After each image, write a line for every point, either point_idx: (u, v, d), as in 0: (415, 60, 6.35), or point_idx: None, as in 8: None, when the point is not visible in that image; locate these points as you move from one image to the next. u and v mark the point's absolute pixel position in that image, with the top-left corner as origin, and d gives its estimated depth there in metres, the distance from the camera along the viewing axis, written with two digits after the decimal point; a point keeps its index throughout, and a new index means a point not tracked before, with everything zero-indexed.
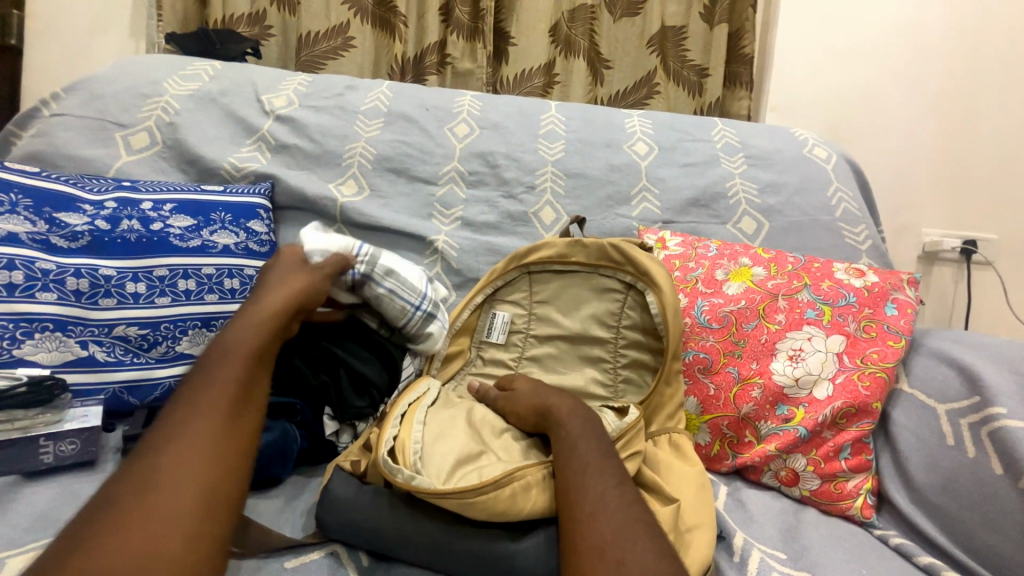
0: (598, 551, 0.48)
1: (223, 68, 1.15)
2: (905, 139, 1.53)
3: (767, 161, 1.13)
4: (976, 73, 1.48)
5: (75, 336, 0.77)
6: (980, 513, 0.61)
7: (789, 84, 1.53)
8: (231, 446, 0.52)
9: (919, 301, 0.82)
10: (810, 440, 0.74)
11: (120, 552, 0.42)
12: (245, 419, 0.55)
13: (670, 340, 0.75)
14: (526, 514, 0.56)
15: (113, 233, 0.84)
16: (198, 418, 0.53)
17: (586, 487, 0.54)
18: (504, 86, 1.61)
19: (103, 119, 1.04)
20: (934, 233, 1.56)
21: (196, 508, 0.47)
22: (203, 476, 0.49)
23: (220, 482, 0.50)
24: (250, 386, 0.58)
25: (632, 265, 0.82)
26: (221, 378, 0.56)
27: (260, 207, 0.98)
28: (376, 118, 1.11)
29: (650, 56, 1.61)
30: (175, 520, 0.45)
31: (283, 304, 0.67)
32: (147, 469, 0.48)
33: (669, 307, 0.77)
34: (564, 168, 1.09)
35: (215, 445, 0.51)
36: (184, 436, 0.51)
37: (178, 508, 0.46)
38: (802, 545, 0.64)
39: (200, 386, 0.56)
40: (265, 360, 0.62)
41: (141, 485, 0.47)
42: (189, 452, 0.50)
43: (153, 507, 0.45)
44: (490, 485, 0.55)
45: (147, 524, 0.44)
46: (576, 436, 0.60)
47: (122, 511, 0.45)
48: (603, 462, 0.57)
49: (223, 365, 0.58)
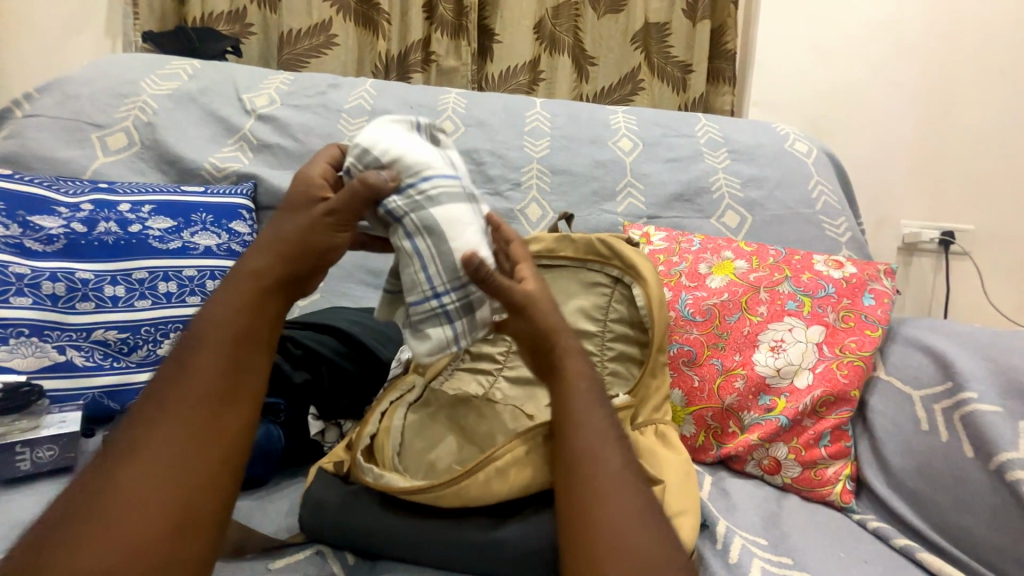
0: (613, 534, 0.46)
1: (202, 67, 1.13)
2: (884, 133, 1.56)
3: (749, 155, 1.15)
4: (950, 68, 1.52)
5: (52, 341, 0.75)
6: (952, 495, 0.63)
7: (771, 80, 1.55)
8: (203, 455, 0.46)
9: (895, 290, 0.84)
10: (791, 429, 0.76)
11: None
12: (222, 422, 0.48)
13: (655, 332, 0.76)
14: (505, 494, 0.57)
15: (90, 236, 0.82)
16: (171, 423, 0.46)
17: (593, 454, 0.52)
18: (489, 84, 1.61)
19: (79, 120, 1.01)
20: (912, 225, 1.59)
21: (161, 532, 0.42)
22: (171, 493, 0.43)
23: (190, 499, 0.44)
24: (229, 381, 0.50)
25: (617, 260, 0.82)
26: (197, 376, 0.49)
27: (242, 208, 0.98)
28: (360, 117, 1.10)
29: (635, 53, 1.62)
30: (139, 545, 0.41)
31: (266, 276, 0.54)
32: (109, 482, 0.43)
33: (654, 300, 0.77)
34: (550, 165, 1.09)
35: (184, 456, 0.45)
36: (153, 444, 0.45)
37: (144, 532, 0.41)
38: (783, 531, 0.65)
39: (175, 380, 0.49)
40: (250, 346, 0.52)
41: (103, 501, 0.42)
42: (156, 463, 0.44)
43: (115, 529, 0.41)
44: (462, 475, 0.56)
45: (109, 549, 0.40)
46: (579, 389, 0.56)
47: (82, 527, 0.41)
48: (606, 425, 0.54)
49: (201, 357, 0.50)
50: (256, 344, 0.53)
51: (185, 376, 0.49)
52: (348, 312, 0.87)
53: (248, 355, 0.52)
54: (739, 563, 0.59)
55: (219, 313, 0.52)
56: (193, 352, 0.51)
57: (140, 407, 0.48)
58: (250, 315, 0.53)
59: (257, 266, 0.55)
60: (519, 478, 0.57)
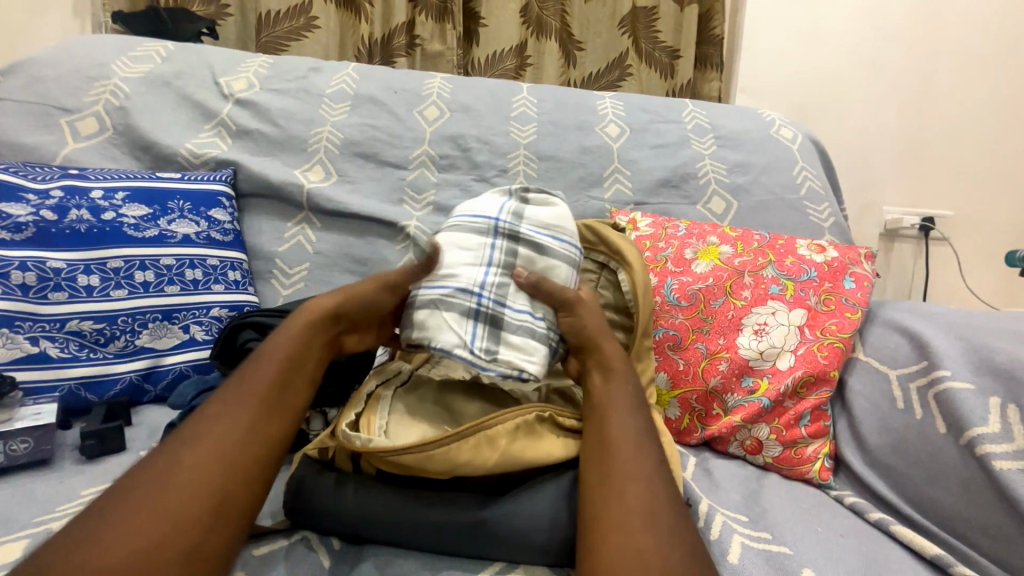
0: (652, 513, 0.49)
1: (176, 49, 1.09)
2: (868, 119, 1.57)
3: (736, 141, 1.15)
4: (933, 55, 1.53)
5: (25, 332, 0.73)
6: (925, 469, 0.65)
7: (758, 66, 1.54)
8: (245, 453, 0.51)
9: (875, 274, 0.85)
10: (773, 410, 0.77)
11: (119, 544, 0.42)
12: (266, 426, 0.53)
13: (639, 317, 0.76)
14: (491, 463, 0.57)
15: (61, 224, 0.79)
16: (225, 421, 0.52)
17: (622, 438, 0.56)
18: (476, 69, 1.58)
19: (46, 104, 0.97)
20: (894, 211, 1.60)
21: (199, 515, 0.45)
22: (213, 481, 0.48)
23: (226, 490, 0.48)
24: (277, 392, 0.56)
25: (604, 246, 0.82)
26: (253, 384, 0.56)
27: (222, 195, 0.95)
28: (343, 102, 1.08)
29: (622, 38, 1.60)
30: (178, 526, 0.44)
31: (321, 312, 0.64)
32: (161, 469, 0.48)
33: (638, 284, 0.77)
34: (536, 151, 1.08)
35: (228, 451, 0.50)
36: (203, 438, 0.50)
37: (182, 513, 0.45)
38: (763, 507, 0.67)
39: (231, 388, 0.55)
40: (298, 365, 0.59)
41: (152, 484, 0.46)
42: (204, 455, 0.49)
43: (160, 510, 0.45)
44: (454, 435, 0.56)
45: (151, 524, 0.44)
46: (620, 385, 0.62)
47: (129, 505, 0.45)
48: (637, 419, 0.59)
49: (255, 370, 0.57)
50: (303, 365, 0.60)
51: (244, 383, 0.56)
52: None
53: (293, 371, 0.59)
54: (720, 538, 0.60)
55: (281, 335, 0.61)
56: (248, 367, 0.58)
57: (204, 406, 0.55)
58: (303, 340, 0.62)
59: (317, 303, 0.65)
60: (509, 448, 0.58)
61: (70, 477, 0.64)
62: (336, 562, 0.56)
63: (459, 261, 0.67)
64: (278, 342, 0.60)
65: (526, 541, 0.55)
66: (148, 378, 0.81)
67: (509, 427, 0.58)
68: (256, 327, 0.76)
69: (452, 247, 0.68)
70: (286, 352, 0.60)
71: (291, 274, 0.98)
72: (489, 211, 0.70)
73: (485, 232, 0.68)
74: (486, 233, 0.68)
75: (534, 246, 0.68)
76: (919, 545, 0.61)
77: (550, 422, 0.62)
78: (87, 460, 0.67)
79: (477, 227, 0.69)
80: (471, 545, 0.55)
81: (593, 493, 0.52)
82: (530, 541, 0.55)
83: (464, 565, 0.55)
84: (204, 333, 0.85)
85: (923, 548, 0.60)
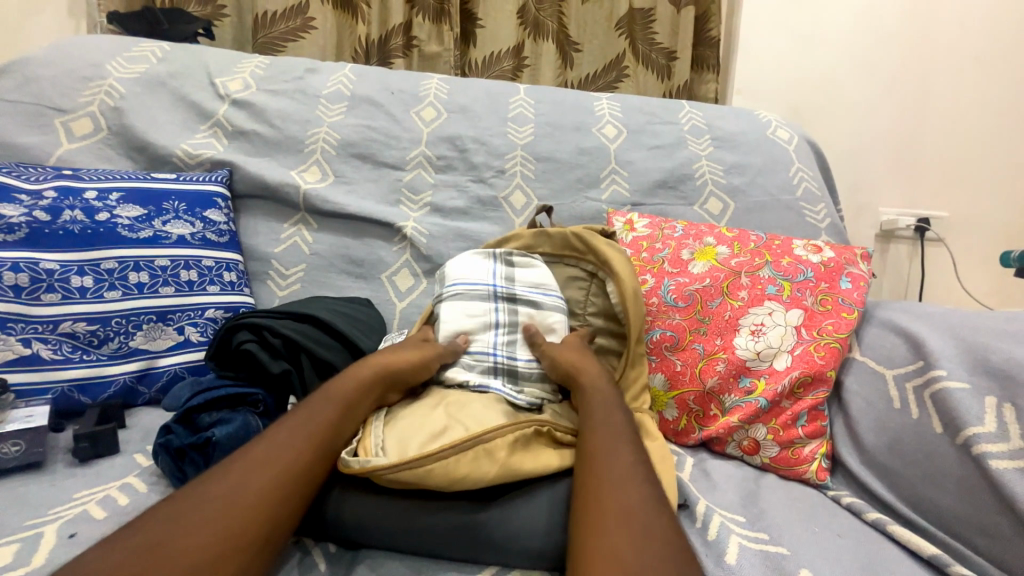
0: (629, 512, 0.48)
1: (172, 49, 1.08)
2: (864, 121, 1.58)
3: (732, 142, 1.15)
4: (927, 57, 1.54)
5: (17, 334, 0.73)
6: (922, 469, 0.65)
7: (755, 67, 1.55)
8: (293, 489, 0.51)
9: (871, 274, 0.86)
10: (770, 410, 0.77)
11: (164, 548, 0.43)
12: (315, 468, 0.54)
13: (630, 327, 0.77)
14: (490, 477, 0.56)
15: (54, 225, 0.78)
16: (282, 449, 0.54)
17: (610, 447, 0.57)
18: (473, 70, 1.58)
19: (40, 104, 0.97)
20: (890, 212, 1.61)
21: (244, 546, 0.45)
22: (261, 513, 0.48)
23: (273, 525, 0.48)
24: (329, 436, 0.58)
25: (592, 255, 0.83)
26: (313, 421, 0.58)
27: (217, 196, 0.95)
28: (339, 102, 1.07)
29: (619, 39, 1.61)
30: (224, 553, 0.44)
31: (379, 369, 0.67)
32: (211, 493, 0.48)
33: (627, 294, 0.77)
34: (533, 152, 1.08)
35: (278, 484, 0.51)
36: (257, 469, 0.51)
37: (225, 529, 0.45)
38: (760, 508, 0.67)
39: (294, 420, 0.58)
40: (350, 415, 0.61)
41: (203, 507, 0.46)
42: (255, 486, 0.49)
43: (208, 534, 0.45)
44: (448, 451, 0.56)
45: (195, 534, 0.44)
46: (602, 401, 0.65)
47: (180, 523, 0.45)
48: (624, 429, 0.60)
49: (310, 413, 0.59)
50: (355, 412, 0.62)
51: (305, 417, 0.58)
52: (331, 302, 0.85)
53: (349, 420, 0.61)
54: (717, 539, 0.60)
55: (346, 380, 0.64)
56: (303, 409, 0.59)
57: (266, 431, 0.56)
58: (363, 389, 0.64)
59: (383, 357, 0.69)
60: (507, 460, 0.58)
61: (62, 481, 0.63)
62: (331, 565, 0.56)
63: (472, 322, 0.78)
64: (340, 386, 0.63)
65: (524, 543, 0.55)
66: (142, 380, 0.80)
67: (506, 441, 0.59)
68: (251, 329, 0.76)
69: (461, 310, 0.79)
70: (345, 398, 0.62)
71: (287, 275, 0.98)
72: (486, 280, 0.81)
73: (487, 299, 0.80)
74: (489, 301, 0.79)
75: (531, 307, 0.80)
76: (917, 546, 0.61)
77: (545, 437, 0.63)
78: (80, 463, 0.67)
79: (479, 292, 0.80)
80: (468, 548, 0.55)
81: (585, 501, 0.51)
82: (528, 544, 0.55)
83: (461, 568, 0.54)
84: (199, 335, 0.85)
85: (921, 549, 0.60)
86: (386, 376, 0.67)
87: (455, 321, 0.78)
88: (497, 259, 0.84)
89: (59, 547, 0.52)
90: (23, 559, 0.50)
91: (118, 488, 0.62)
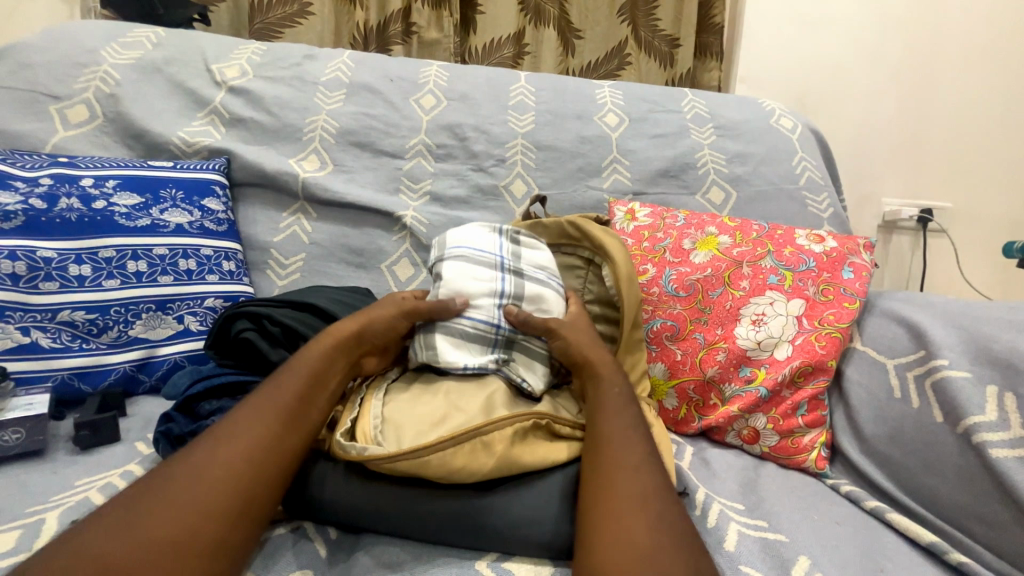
0: (641, 501, 0.49)
1: (168, 35, 1.07)
2: (868, 109, 1.56)
3: (735, 131, 1.14)
4: (934, 44, 1.51)
5: (15, 322, 0.72)
6: (922, 458, 0.65)
7: (759, 55, 1.53)
8: (266, 462, 0.52)
9: (874, 264, 0.85)
10: (770, 400, 0.77)
11: (133, 530, 0.43)
12: (288, 441, 0.55)
13: (624, 310, 0.75)
14: (485, 469, 0.56)
15: (50, 213, 0.78)
16: (250, 428, 0.53)
17: (614, 444, 0.55)
18: (473, 57, 1.56)
19: (34, 90, 0.95)
20: (893, 203, 1.60)
21: (226, 535, 0.46)
22: (236, 489, 0.48)
23: (250, 497, 0.49)
24: (299, 407, 0.57)
25: (587, 241, 0.82)
26: (278, 396, 0.57)
27: (215, 183, 0.94)
28: (338, 90, 1.06)
29: (621, 26, 1.58)
30: (201, 530, 0.45)
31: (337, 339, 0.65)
32: (180, 486, 0.47)
33: (621, 276, 0.76)
34: (534, 141, 1.07)
35: (249, 459, 0.51)
36: (226, 446, 0.51)
37: (194, 509, 0.45)
38: (759, 496, 0.67)
39: (261, 396, 0.57)
40: (321, 385, 0.61)
41: (173, 492, 0.46)
42: (227, 464, 0.50)
43: (181, 530, 0.44)
44: (446, 442, 0.56)
45: (165, 514, 0.44)
46: (612, 393, 0.62)
47: (149, 507, 0.45)
48: (632, 423, 0.58)
49: (276, 387, 0.58)
50: (325, 385, 0.62)
51: (273, 393, 0.57)
52: (330, 291, 0.85)
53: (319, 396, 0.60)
54: (716, 526, 0.60)
55: (309, 355, 0.62)
56: (268, 385, 0.59)
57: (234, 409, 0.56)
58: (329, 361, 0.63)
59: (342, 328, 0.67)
60: (506, 453, 0.57)
61: (64, 467, 0.63)
62: (332, 551, 0.56)
63: (477, 287, 0.71)
64: (304, 358, 0.62)
65: (523, 530, 0.55)
66: (142, 368, 0.80)
67: (506, 434, 0.58)
68: (250, 316, 0.75)
69: (466, 278, 0.72)
70: (311, 372, 0.61)
71: (286, 265, 0.97)
72: (493, 250, 0.75)
73: (494, 268, 0.73)
74: (496, 271, 0.73)
75: (537, 282, 0.74)
76: (913, 532, 0.61)
77: (543, 431, 0.62)
78: (81, 451, 0.67)
79: (485, 263, 0.74)
80: (469, 533, 0.55)
81: (591, 500, 0.50)
82: (526, 531, 0.55)
83: (460, 553, 0.55)
84: (198, 324, 0.85)
85: (918, 536, 0.61)
86: (355, 339, 0.67)
87: (458, 282, 0.72)
88: (502, 234, 0.78)
89: (61, 533, 0.53)
90: (25, 545, 0.51)
91: (119, 475, 0.62)
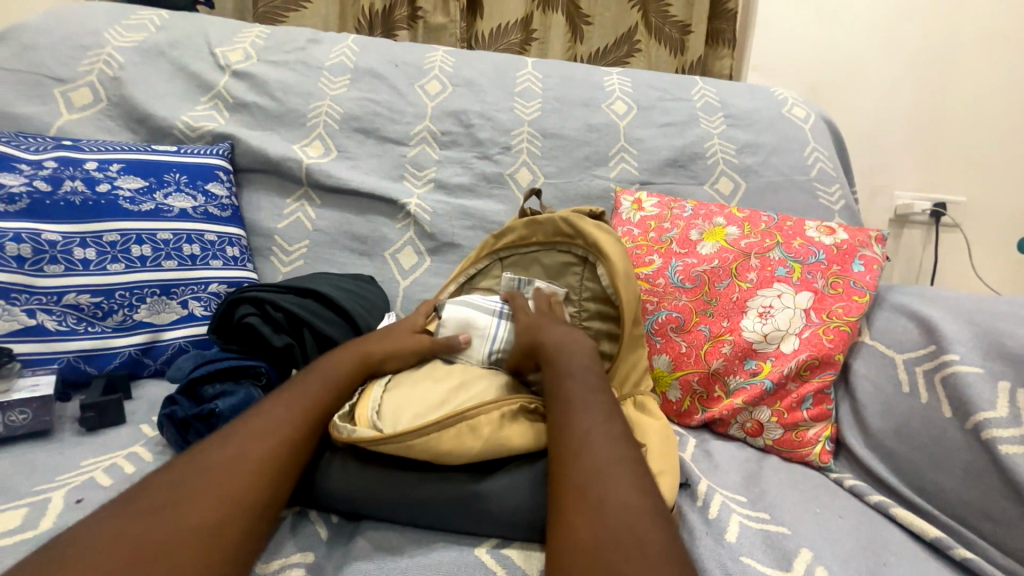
0: (591, 482, 0.47)
1: (171, 17, 1.06)
2: (883, 100, 1.52)
3: (746, 120, 1.11)
4: (955, 32, 1.47)
5: (21, 304, 0.73)
6: (928, 453, 0.64)
7: (771, 43, 1.49)
8: (285, 454, 0.52)
9: (885, 257, 0.83)
10: (775, 392, 0.76)
11: (168, 510, 0.44)
12: (310, 440, 0.56)
13: (624, 308, 0.74)
14: (475, 450, 0.57)
15: (55, 196, 0.78)
16: (278, 422, 0.55)
17: (577, 424, 0.54)
18: (479, 43, 1.54)
19: (39, 73, 0.95)
20: (906, 196, 1.57)
21: (252, 521, 0.46)
22: (262, 481, 0.49)
23: (274, 492, 0.50)
24: (322, 411, 0.59)
25: (582, 240, 0.80)
26: (305, 397, 0.59)
27: (219, 169, 0.94)
28: (342, 75, 1.04)
29: (631, 12, 1.55)
30: (232, 515, 0.45)
31: (362, 353, 0.68)
32: (211, 471, 0.48)
33: (618, 275, 0.75)
34: (540, 129, 1.05)
35: (272, 450, 0.52)
36: (255, 438, 0.52)
37: (227, 495, 0.46)
38: (761, 489, 0.67)
39: (289, 394, 0.59)
40: (341, 390, 0.63)
41: (198, 480, 0.47)
42: (249, 454, 0.50)
43: (213, 513, 0.44)
44: (431, 425, 0.56)
45: (199, 495, 0.45)
46: (570, 374, 0.61)
47: (182, 490, 0.45)
48: (597, 401, 0.57)
49: (297, 387, 0.60)
50: (347, 390, 0.64)
51: (300, 394, 0.59)
52: (332, 278, 0.85)
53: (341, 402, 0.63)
54: (718, 517, 0.60)
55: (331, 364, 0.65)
56: (289, 385, 0.61)
57: (260, 404, 0.57)
58: (352, 369, 0.66)
59: (370, 342, 0.70)
60: (495, 435, 0.57)
61: (70, 448, 0.64)
62: (332, 535, 0.56)
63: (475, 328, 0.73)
64: (327, 362, 0.65)
65: (523, 520, 0.55)
66: (147, 352, 0.81)
67: (494, 416, 0.58)
68: (252, 302, 0.75)
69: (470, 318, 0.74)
70: (334, 379, 0.63)
71: (290, 252, 0.97)
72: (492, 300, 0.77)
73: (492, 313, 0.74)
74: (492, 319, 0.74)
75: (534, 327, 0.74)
76: (918, 528, 0.61)
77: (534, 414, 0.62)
78: (87, 432, 0.68)
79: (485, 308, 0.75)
80: (465, 520, 0.55)
81: (558, 483, 0.50)
82: (528, 519, 0.55)
83: (461, 540, 0.55)
84: (202, 309, 0.85)
85: (923, 532, 0.60)
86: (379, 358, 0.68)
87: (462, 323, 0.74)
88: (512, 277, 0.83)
89: (67, 512, 0.53)
90: (31, 524, 0.51)
91: (124, 457, 0.63)
